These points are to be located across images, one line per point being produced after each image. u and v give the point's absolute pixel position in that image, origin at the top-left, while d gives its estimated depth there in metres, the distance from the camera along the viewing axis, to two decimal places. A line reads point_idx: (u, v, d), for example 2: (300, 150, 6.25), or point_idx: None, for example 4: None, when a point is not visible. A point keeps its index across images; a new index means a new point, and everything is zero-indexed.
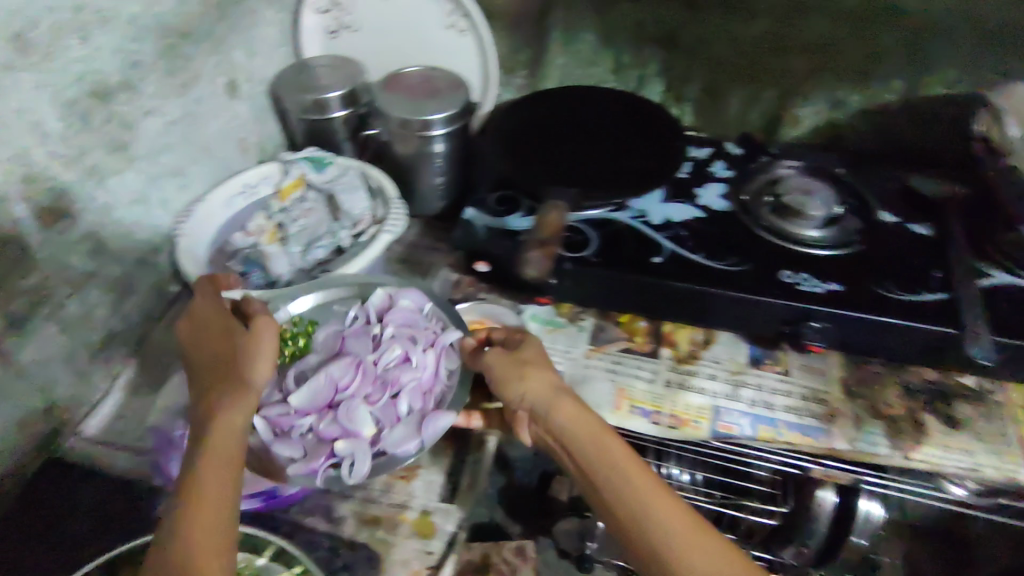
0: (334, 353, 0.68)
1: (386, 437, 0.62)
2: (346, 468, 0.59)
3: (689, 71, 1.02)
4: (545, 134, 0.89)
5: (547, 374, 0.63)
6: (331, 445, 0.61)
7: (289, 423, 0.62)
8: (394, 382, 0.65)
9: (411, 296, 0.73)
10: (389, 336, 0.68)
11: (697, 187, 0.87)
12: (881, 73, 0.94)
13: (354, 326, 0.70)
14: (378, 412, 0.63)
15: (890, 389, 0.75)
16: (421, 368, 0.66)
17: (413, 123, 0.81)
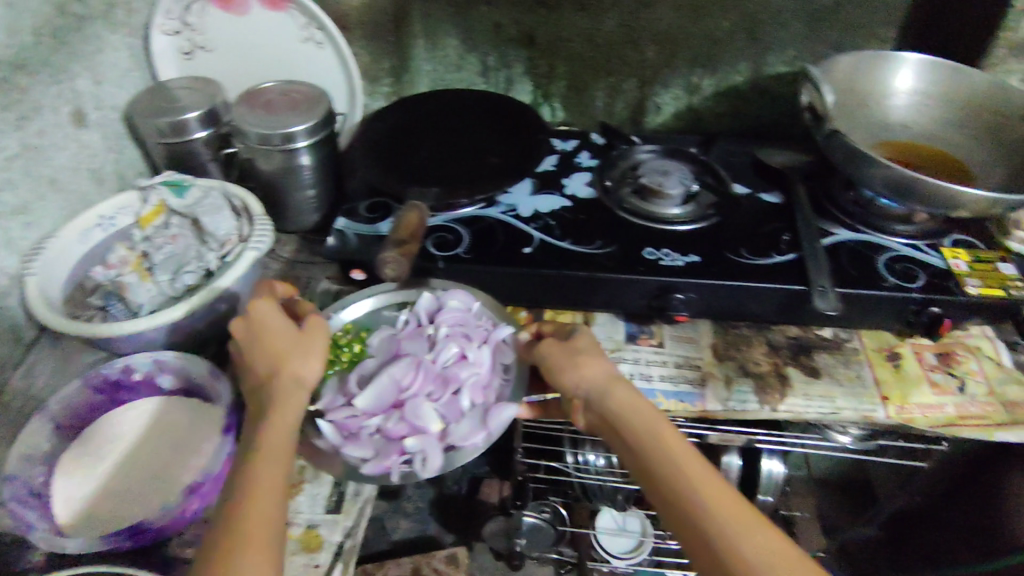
0: (391, 355, 0.68)
1: (453, 433, 0.62)
2: (419, 464, 0.60)
3: (553, 68, 1.06)
4: (413, 141, 0.90)
5: (601, 362, 0.62)
6: (400, 443, 0.61)
7: (358, 424, 0.62)
8: (454, 378, 0.65)
9: (458, 295, 0.72)
10: (444, 335, 0.68)
11: (563, 178, 0.90)
12: (728, 57, 1.01)
13: (408, 325, 0.70)
14: (442, 408, 0.64)
15: (756, 347, 0.80)
16: (479, 364, 0.67)
17: (273, 138, 0.80)
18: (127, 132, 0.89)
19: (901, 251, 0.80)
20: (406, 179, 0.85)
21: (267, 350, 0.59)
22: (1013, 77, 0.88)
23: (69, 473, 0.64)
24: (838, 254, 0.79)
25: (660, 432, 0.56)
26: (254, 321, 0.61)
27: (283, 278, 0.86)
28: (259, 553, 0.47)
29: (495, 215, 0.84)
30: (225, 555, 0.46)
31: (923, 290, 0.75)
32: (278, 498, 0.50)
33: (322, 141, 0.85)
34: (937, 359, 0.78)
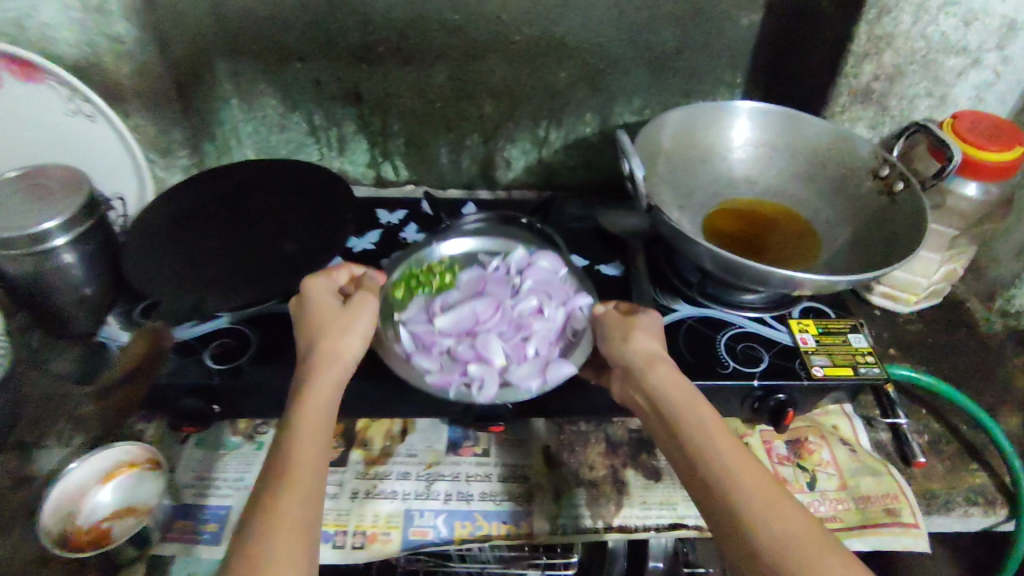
0: (476, 292, 0.72)
1: (513, 370, 0.65)
2: (475, 388, 0.63)
3: (388, 125, 0.96)
4: (203, 225, 0.78)
5: (654, 342, 0.62)
6: (464, 365, 0.65)
7: (432, 339, 0.67)
8: (526, 326, 0.68)
9: (550, 259, 0.76)
10: (527, 288, 0.72)
11: (383, 259, 0.81)
12: (572, 107, 0.93)
13: (495, 270, 0.75)
14: (509, 347, 0.66)
15: (593, 447, 0.71)
16: (553, 320, 0.69)
17: (18, 241, 0.67)
18: None
19: (742, 327, 0.73)
20: (186, 272, 0.71)
21: (313, 324, 0.60)
22: (860, 126, 0.82)
23: None
24: (676, 336, 0.72)
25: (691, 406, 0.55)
26: (305, 296, 0.63)
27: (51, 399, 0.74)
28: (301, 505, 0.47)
29: None
30: (264, 523, 0.46)
31: (764, 376, 0.68)
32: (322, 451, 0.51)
33: (83, 237, 0.72)
34: (788, 449, 0.70)
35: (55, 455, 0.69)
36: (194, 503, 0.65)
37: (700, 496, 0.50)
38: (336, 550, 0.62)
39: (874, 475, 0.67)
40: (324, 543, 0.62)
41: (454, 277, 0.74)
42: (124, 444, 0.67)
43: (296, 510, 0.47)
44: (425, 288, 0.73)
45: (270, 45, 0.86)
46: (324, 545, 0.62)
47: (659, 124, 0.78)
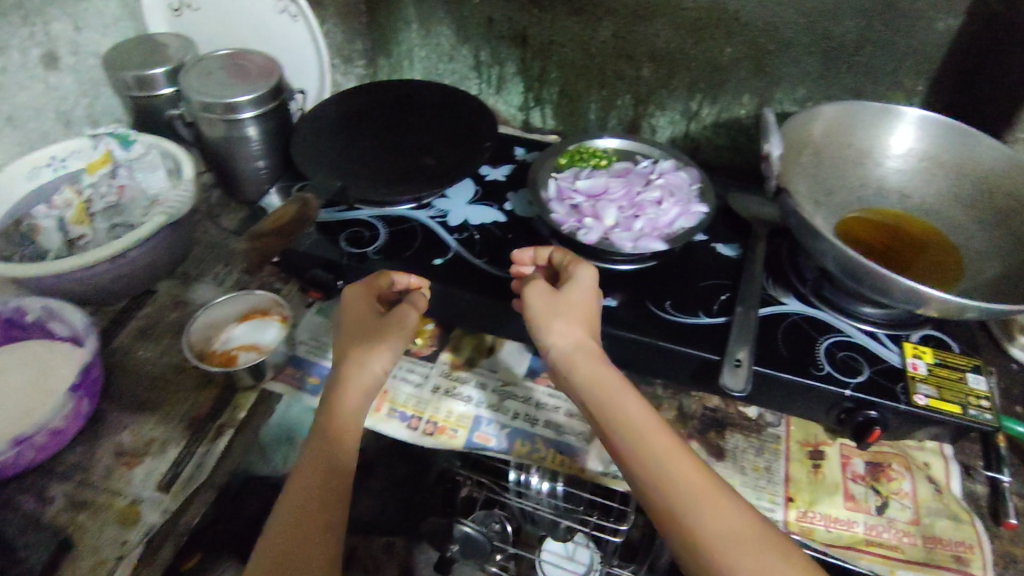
0: (617, 175, 0.78)
1: (615, 232, 0.71)
2: (582, 231, 0.71)
3: (546, 72, 0.99)
4: (361, 125, 0.85)
5: (575, 326, 0.62)
6: (581, 216, 0.73)
7: (569, 192, 0.75)
8: (642, 207, 0.73)
9: (688, 173, 0.78)
10: (657, 184, 0.76)
11: (509, 191, 0.84)
12: (731, 86, 0.91)
13: (645, 166, 0.80)
14: (619, 216, 0.72)
15: (664, 411, 0.72)
16: (665, 212, 0.73)
17: (215, 107, 0.80)
18: (104, 79, 0.92)
19: (849, 336, 0.70)
20: (339, 163, 0.79)
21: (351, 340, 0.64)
22: None
23: None
24: (776, 328, 0.71)
25: (622, 413, 0.56)
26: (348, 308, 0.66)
27: (214, 245, 0.86)
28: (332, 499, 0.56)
29: (421, 218, 0.80)
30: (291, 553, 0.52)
31: (859, 389, 0.66)
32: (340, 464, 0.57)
33: (266, 115, 0.83)
34: (866, 469, 0.68)
35: (206, 290, 0.81)
36: (304, 357, 0.75)
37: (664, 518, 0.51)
38: (409, 430, 0.70)
39: (953, 519, 0.64)
40: (401, 421, 0.71)
41: (610, 163, 0.80)
42: (266, 295, 0.77)
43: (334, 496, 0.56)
44: (584, 164, 0.80)
45: None
46: (401, 423, 0.71)
47: (811, 114, 0.77)
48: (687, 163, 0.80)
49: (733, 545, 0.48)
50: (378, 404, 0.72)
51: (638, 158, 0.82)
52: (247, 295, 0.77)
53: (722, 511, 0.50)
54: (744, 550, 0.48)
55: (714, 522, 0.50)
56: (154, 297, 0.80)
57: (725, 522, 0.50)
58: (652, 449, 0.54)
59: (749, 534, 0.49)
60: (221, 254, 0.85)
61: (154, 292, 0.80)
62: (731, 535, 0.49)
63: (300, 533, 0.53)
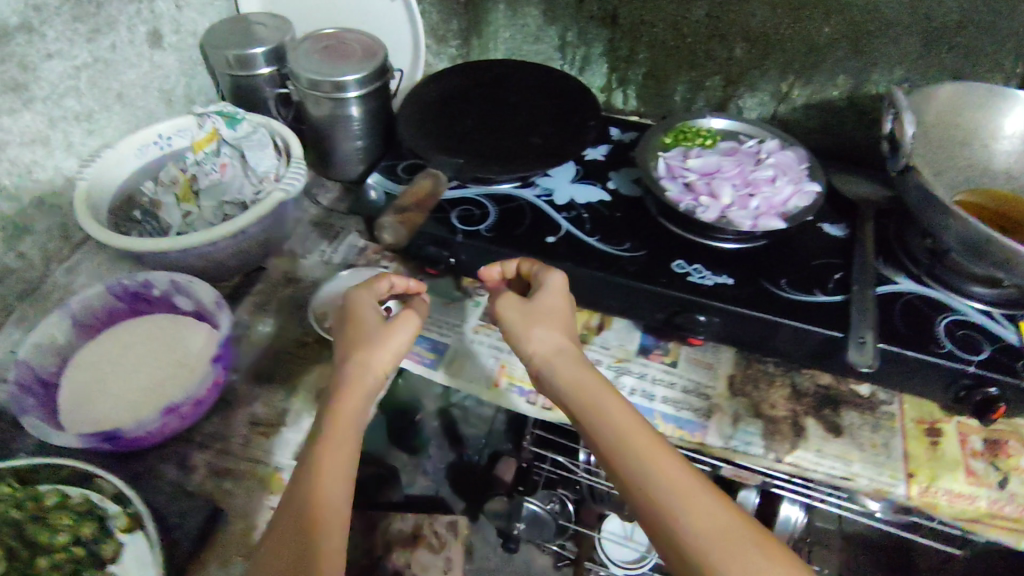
0: (726, 154, 0.78)
1: (733, 210, 0.71)
2: (699, 210, 0.71)
3: (634, 53, 0.99)
4: (461, 104, 0.85)
5: (553, 331, 0.64)
6: (696, 194, 0.73)
7: (681, 170, 0.75)
8: (757, 186, 0.73)
9: (796, 152, 0.79)
10: (768, 163, 0.76)
11: (611, 170, 0.84)
12: (826, 67, 0.91)
13: (751, 146, 0.80)
14: (734, 195, 0.73)
15: (778, 388, 0.73)
16: (779, 190, 0.73)
17: (323, 85, 0.80)
18: (201, 58, 0.93)
19: (965, 316, 0.71)
20: (446, 142, 0.80)
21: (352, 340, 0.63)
22: None
23: (77, 368, 0.69)
24: (893, 305, 0.71)
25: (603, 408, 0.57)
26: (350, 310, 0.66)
27: (318, 224, 0.88)
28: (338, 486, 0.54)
29: (527, 197, 0.80)
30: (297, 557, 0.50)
31: (982, 365, 0.66)
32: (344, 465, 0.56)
33: (370, 94, 0.84)
34: (984, 446, 0.69)
35: (315, 267, 0.83)
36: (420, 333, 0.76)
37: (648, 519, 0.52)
38: (529, 405, 0.71)
39: None
40: (521, 396, 0.72)
41: (715, 142, 0.80)
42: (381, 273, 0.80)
43: (335, 485, 0.54)
44: (690, 143, 0.80)
45: None
46: (521, 397, 0.72)
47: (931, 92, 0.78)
48: (792, 143, 0.80)
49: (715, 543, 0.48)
50: (497, 378, 0.73)
51: (743, 137, 0.82)
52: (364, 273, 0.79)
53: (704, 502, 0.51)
54: (725, 546, 0.48)
55: (694, 518, 0.50)
56: (265, 274, 0.82)
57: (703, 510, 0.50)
58: (630, 447, 0.54)
59: (729, 525, 0.49)
60: (325, 232, 0.87)
61: (265, 268, 0.82)
62: (711, 524, 0.49)
63: (301, 534, 0.51)
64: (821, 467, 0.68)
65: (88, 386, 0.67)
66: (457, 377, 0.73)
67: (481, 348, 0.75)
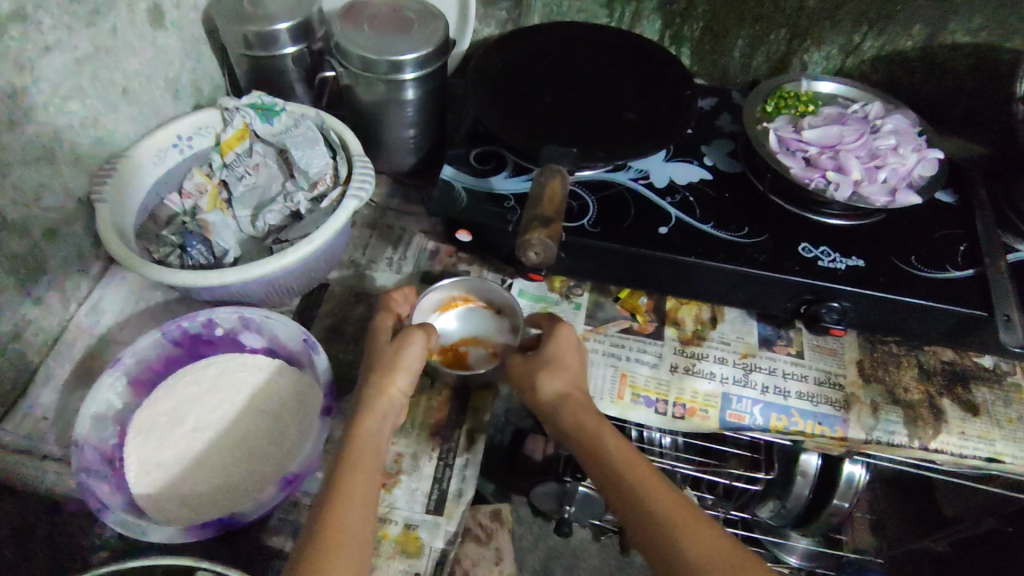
0: (836, 122, 0.72)
1: (866, 186, 0.66)
2: (833, 188, 0.65)
3: (692, 7, 0.90)
4: (532, 77, 0.75)
5: (563, 376, 0.59)
6: (822, 170, 0.67)
7: (797, 144, 0.69)
8: (882, 157, 0.68)
9: (905, 116, 0.73)
10: (884, 130, 0.71)
11: (702, 144, 0.77)
12: (902, 16, 0.85)
13: (856, 110, 0.74)
14: (863, 168, 0.67)
15: (907, 369, 0.70)
16: (905, 159, 0.68)
17: (379, 65, 0.68)
18: (206, 37, 0.77)
19: None
20: (527, 124, 0.70)
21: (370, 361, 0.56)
22: None
23: (140, 437, 0.57)
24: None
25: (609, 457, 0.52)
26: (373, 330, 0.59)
27: (373, 226, 0.77)
28: (361, 518, 0.45)
29: (624, 183, 0.72)
30: None
31: None
32: (363, 503, 0.46)
33: (432, 74, 0.72)
34: None
35: (385, 279, 0.72)
36: None
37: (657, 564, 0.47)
38: (659, 416, 0.65)
39: None
40: (649, 407, 0.66)
41: (819, 108, 0.74)
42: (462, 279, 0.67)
43: (353, 533, 0.44)
44: (792, 110, 0.74)
45: None
46: (649, 409, 0.66)
47: None
48: (896, 106, 0.75)
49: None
50: (619, 390, 0.67)
51: (842, 102, 0.76)
52: (444, 281, 0.67)
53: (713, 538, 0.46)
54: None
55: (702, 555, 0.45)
56: (329, 293, 0.71)
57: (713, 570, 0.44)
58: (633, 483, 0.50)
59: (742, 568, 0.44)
60: (386, 236, 0.76)
61: (329, 285, 0.71)
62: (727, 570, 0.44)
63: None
64: (967, 450, 0.65)
65: (163, 453, 0.56)
66: None
67: (597, 357, 0.69)
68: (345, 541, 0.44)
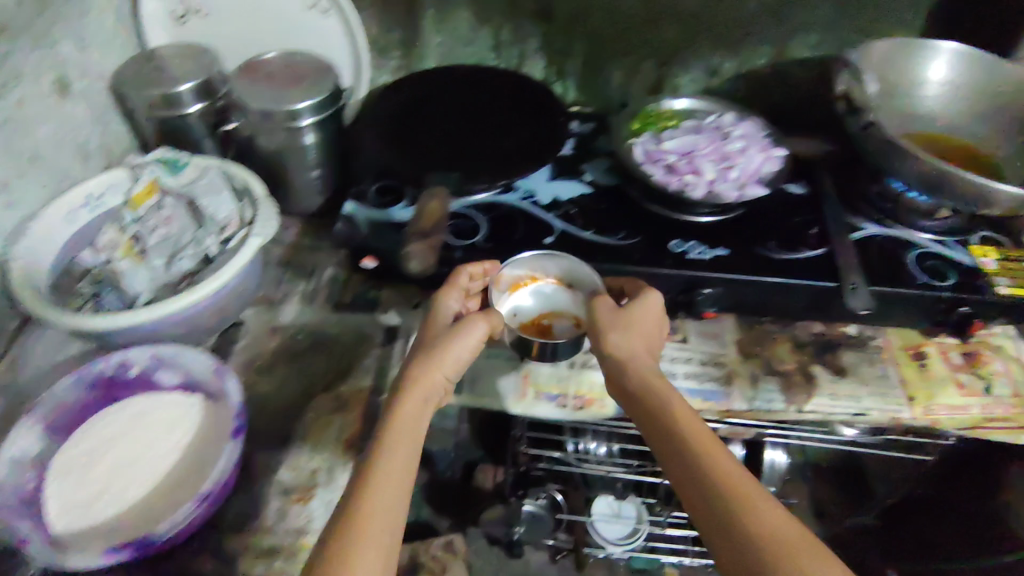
0: (694, 134, 0.82)
1: (718, 185, 0.75)
2: (689, 189, 0.74)
3: (569, 45, 1.00)
4: (422, 121, 0.84)
5: (633, 342, 0.63)
6: (681, 176, 0.76)
7: (659, 155, 0.78)
8: (732, 159, 0.77)
9: (755, 122, 0.83)
10: (735, 137, 0.81)
11: (583, 163, 0.85)
12: (749, 40, 0.96)
13: (712, 121, 0.84)
14: (716, 171, 0.76)
15: (781, 344, 0.78)
16: (752, 160, 0.77)
17: (276, 115, 0.74)
18: (113, 104, 0.82)
19: (927, 247, 0.78)
20: (418, 165, 0.80)
21: (425, 343, 0.62)
22: None
23: (61, 475, 0.60)
24: (868, 249, 0.77)
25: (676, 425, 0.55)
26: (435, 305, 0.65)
27: (285, 264, 0.81)
28: (396, 490, 0.50)
29: (513, 202, 0.79)
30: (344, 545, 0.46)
31: (953, 289, 0.73)
32: (403, 478, 0.51)
33: (328, 119, 0.78)
34: (963, 359, 0.76)
35: (298, 311, 0.76)
36: None
37: (711, 529, 0.49)
38: (560, 409, 0.71)
39: None
40: (550, 402, 0.71)
41: (679, 123, 0.84)
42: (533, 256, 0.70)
43: (389, 502, 0.49)
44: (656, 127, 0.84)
45: None
46: (551, 403, 0.71)
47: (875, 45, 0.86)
48: (748, 114, 0.85)
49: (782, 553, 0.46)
50: (523, 389, 0.72)
51: (700, 115, 0.86)
52: (517, 259, 0.70)
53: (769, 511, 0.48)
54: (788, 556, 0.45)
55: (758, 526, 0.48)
56: (244, 328, 0.74)
57: (778, 510, 0.49)
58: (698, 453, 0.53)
59: (792, 540, 0.47)
60: (298, 272, 0.80)
61: (243, 322, 0.75)
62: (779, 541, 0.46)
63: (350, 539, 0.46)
64: (837, 408, 0.72)
65: (83, 490, 0.59)
66: (483, 398, 0.71)
67: (500, 363, 0.74)
68: (379, 509, 0.49)
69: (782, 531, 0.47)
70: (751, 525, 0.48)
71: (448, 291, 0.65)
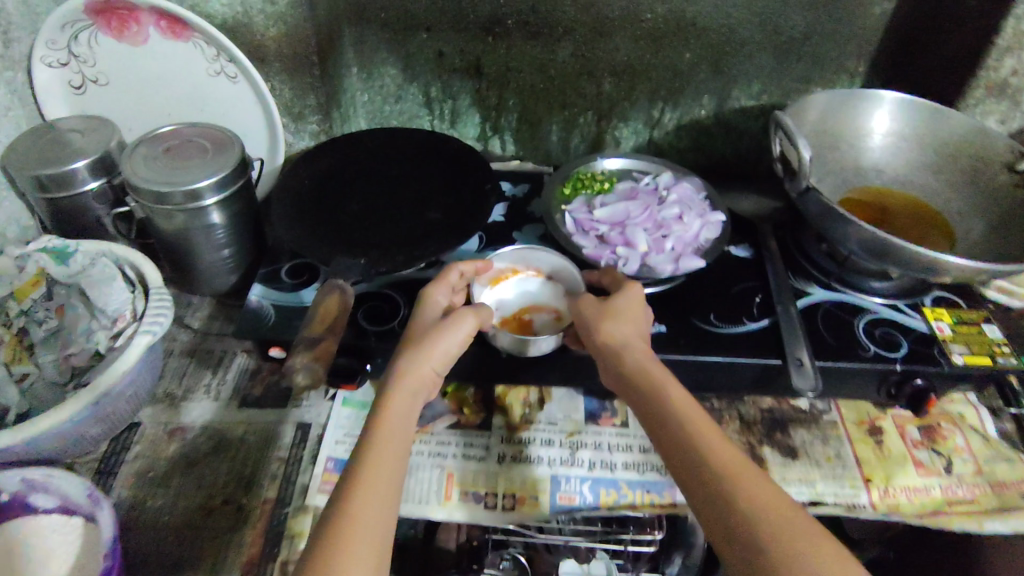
0: (628, 197, 0.77)
1: (652, 257, 0.70)
2: (621, 263, 0.69)
3: (503, 100, 0.95)
4: (338, 186, 0.77)
5: (624, 326, 0.59)
6: (613, 247, 0.71)
7: (591, 223, 0.73)
8: (667, 226, 0.72)
9: (691, 183, 0.79)
10: (671, 199, 0.76)
11: (513, 231, 0.80)
12: (689, 90, 0.92)
13: (647, 182, 0.80)
14: (650, 240, 0.71)
15: (728, 423, 0.72)
16: (688, 227, 0.73)
17: (173, 197, 0.68)
18: (5, 184, 0.76)
19: (879, 313, 0.74)
20: (331, 236, 0.71)
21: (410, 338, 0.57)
22: (991, 118, 0.85)
23: None
24: (815, 318, 0.73)
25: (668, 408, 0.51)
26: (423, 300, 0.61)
27: (192, 353, 0.75)
28: (384, 493, 0.46)
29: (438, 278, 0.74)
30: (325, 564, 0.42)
31: (905, 360, 0.69)
32: (390, 484, 0.47)
33: (234, 195, 0.73)
34: (921, 434, 0.72)
35: (202, 408, 0.70)
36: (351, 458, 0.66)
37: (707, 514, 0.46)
38: (488, 510, 0.64)
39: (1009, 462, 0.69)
40: (477, 503, 0.65)
41: (613, 185, 0.79)
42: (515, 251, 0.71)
43: (372, 513, 0.45)
44: (589, 190, 0.79)
45: (396, 13, 0.86)
46: (477, 505, 0.65)
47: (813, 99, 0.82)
48: (685, 174, 0.81)
49: (782, 540, 0.42)
50: (448, 491, 0.66)
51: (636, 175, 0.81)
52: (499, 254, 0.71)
53: (769, 495, 0.45)
54: (789, 544, 0.42)
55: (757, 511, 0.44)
56: (141, 431, 0.68)
57: (780, 494, 0.45)
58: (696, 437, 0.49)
59: (795, 529, 0.43)
60: (205, 361, 0.74)
61: (139, 424, 0.68)
62: (783, 530, 0.43)
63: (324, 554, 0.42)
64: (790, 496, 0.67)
65: None
66: (402, 504, 0.64)
67: (423, 460, 0.68)
68: (362, 521, 0.44)
69: (780, 519, 0.44)
70: (753, 512, 0.44)
71: (432, 289, 0.62)
